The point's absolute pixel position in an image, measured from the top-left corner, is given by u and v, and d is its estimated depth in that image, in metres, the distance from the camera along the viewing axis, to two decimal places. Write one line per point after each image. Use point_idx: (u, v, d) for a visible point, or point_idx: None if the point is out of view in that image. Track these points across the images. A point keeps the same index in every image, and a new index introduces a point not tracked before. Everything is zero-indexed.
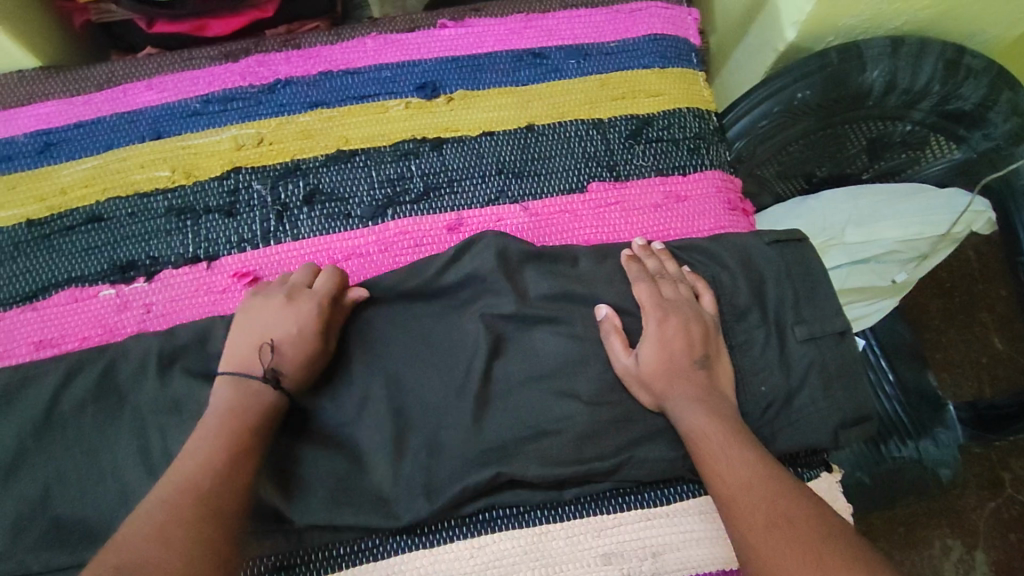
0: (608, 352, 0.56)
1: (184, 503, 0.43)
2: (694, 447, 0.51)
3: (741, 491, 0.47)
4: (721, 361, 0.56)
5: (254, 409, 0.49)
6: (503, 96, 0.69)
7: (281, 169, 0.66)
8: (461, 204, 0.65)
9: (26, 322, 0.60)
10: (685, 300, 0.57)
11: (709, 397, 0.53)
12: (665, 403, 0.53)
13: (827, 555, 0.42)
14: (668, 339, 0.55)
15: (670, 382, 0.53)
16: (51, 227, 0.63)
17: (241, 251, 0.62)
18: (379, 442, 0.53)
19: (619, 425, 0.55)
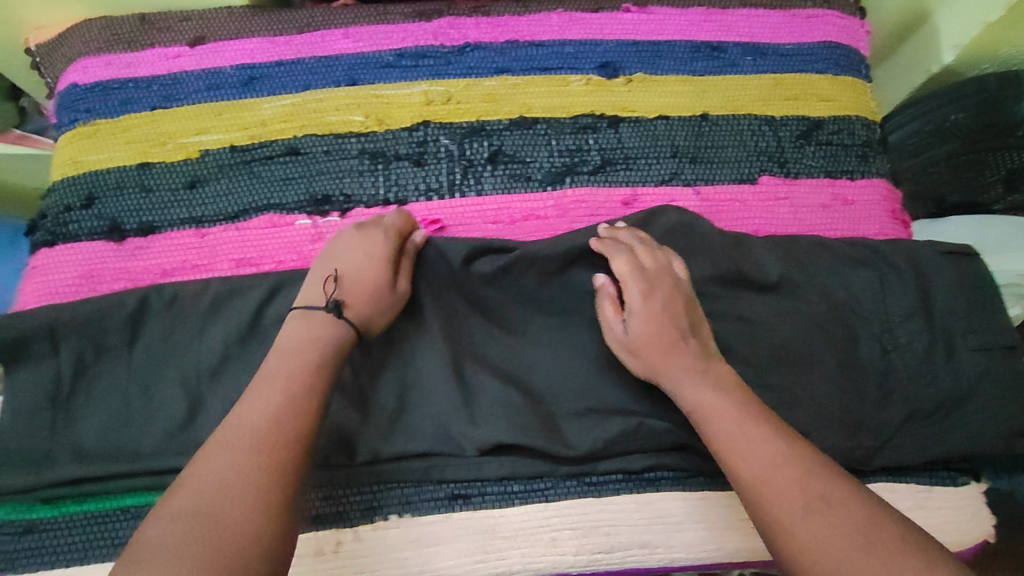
0: (602, 318, 0.59)
1: (260, 448, 0.45)
2: (700, 421, 0.52)
3: (767, 471, 0.48)
4: (702, 326, 0.58)
5: (322, 350, 0.51)
6: (681, 84, 0.71)
7: (467, 128, 0.69)
8: (636, 180, 0.68)
9: (229, 240, 0.64)
10: (665, 271, 0.59)
11: (674, 364, 0.55)
12: (666, 377, 0.55)
13: (881, 542, 0.44)
14: (656, 312, 0.57)
15: (664, 355, 0.55)
16: (252, 154, 0.67)
17: (428, 199, 0.66)
18: (558, 391, 0.59)
19: (781, 409, 0.59)
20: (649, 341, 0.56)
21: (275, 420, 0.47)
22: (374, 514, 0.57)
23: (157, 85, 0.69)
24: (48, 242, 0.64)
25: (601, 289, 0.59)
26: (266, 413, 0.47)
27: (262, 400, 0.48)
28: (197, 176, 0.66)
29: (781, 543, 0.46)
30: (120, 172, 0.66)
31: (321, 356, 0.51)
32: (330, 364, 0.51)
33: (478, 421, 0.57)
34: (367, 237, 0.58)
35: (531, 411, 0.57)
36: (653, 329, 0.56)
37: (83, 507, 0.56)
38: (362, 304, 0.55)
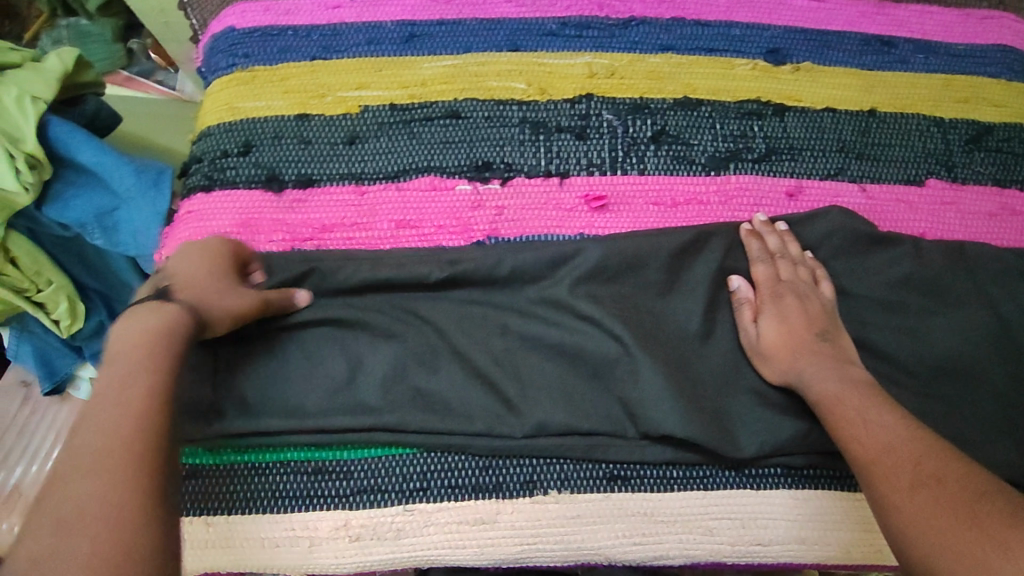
0: (737, 322, 0.59)
1: (113, 457, 0.40)
2: (828, 414, 0.53)
3: (883, 453, 0.48)
4: (843, 337, 0.58)
5: (169, 341, 0.46)
6: (849, 77, 0.69)
7: (630, 105, 0.67)
8: (800, 172, 0.66)
9: (389, 199, 0.63)
10: (804, 282, 0.59)
11: (806, 364, 0.55)
12: (791, 375, 0.56)
13: (983, 514, 0.42)
14: (786, 314, 0.58)
15: (796, 355, 0.56)
16: (412, 114, 0.65)
17: (590, 174, 0.64)
18: (724, 380, 0.58)
19: (953, 418, 0.57)
20: (780, 344, 0.57)
21: (128, 430, 0.42)
22: (532, 489, 0.56)
23: (316, 35, 0.68)
24: (204, 186, 0.63)
25: (738, 295, 0.60)
26: (106, 424, 0.42)
27: (98, 397, 0.43)
28: (355, 132, 0.64)
29: (885, 519, 0.46)
30: (277, 120, 0.65)
31: (163, 349, 0.46)
32: (175, 357, 0.46)
33: (645, 403, 0.55)
34: (208, 249, 0.55)
35: (697, 397, 0.56)
36: (787, 335, 0.57)
37: (242, 457, 0.56)
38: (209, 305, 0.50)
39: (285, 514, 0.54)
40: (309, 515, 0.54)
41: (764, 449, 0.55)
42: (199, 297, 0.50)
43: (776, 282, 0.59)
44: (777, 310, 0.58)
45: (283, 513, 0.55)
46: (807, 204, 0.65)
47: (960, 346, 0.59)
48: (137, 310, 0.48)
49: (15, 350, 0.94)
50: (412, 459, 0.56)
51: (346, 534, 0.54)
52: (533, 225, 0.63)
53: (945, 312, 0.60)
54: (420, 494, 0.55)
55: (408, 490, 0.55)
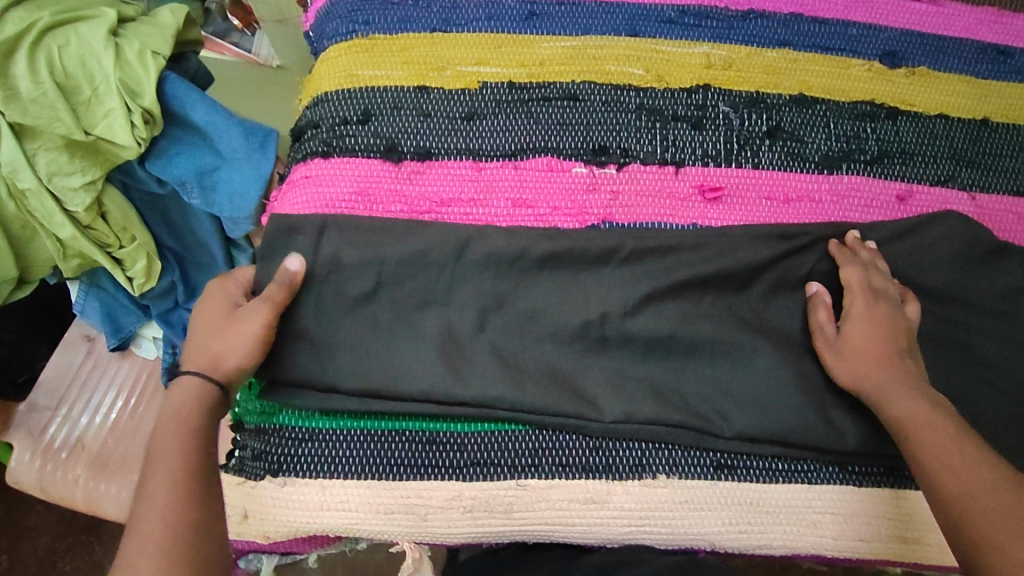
0: (811, 321, 0.59)
1: (174, 536, 0.46)
2: (908, 432, 0.52)
3: (980, 492, 0.47)
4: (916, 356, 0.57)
5: (199, 410, 0.52)
6: (964, 84, 0.69)
7: (746, 98, 0.67)
8: (912, 177, 0.66)
9: (505, 177, 0.63)
10: (893, 297, 0.58)
11: (887, 378, 0.54)
12: (870, 383, 0.54)
13: None
14: (875, 322, 0.56)
15: (878, 364, 0.55)
16: (531, 94, 0.65)
17: (705, 165, 0.64)
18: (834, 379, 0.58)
19: None
20: (862, 349, 0.56)
21: (191, 511, 0.48)
22: (642, 472, 0.56)
23: (436, 7, 0.67)
24: (321, 152, 0.63)
25: (816, 298, 0.59)
26: (174, 509, 0.47)
27: (159, 479, 0.48)
28: (474, 108, 0.64)
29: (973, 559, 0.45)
30: (397, 91, 0.65)
31: (200, 416, 0.52)
32: (202, 424, 0.51)
33: (750, 400, 0.57)
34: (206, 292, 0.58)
35: (807, 394, 0.57)
36: (870, 342, 0.56)
37: (358, 424, 0.56)
38: (217, 364, 0.53)
39: (399, 482, 0.55)
40: (423, 484, 0.55)
41: (872, 447, 0.56)
42: (215, 364, 0.54)
43: (861, 289, 0.57)
44: (859, 316, 0.57)
45: (397, 480, 0.55)
46: (915, 208, 0.65)
47: None
48: (180, 386, 0.53)
49: (81, 306, 0.94)
50: (524, 436, 0.56)
51: (460, 504, 0.55)
52: (646, 212, 0.63)
53: None
54: (532, 470, 0.56)
55: (520, 465, 0.56)
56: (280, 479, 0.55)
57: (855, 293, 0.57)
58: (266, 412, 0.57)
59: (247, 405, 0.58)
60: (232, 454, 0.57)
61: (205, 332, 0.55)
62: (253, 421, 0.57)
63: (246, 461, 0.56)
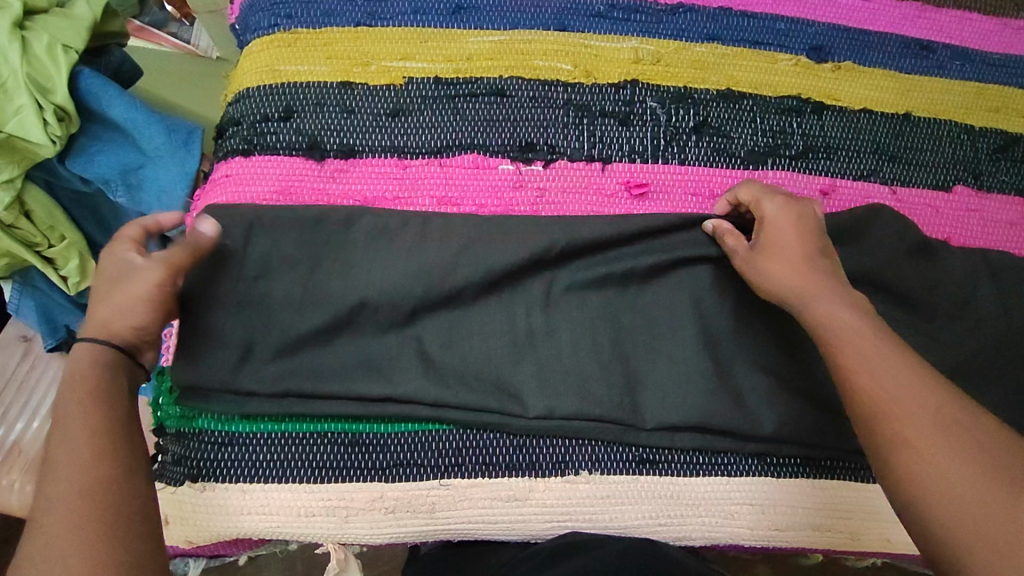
0: (726, 251, 0.59)
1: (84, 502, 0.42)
2: (829, 337, 0.50)
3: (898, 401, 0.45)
4: (834, 255, 0.56)
5: (98, 372, 0.48)
6: (887, 79, 0.71)
7: (674, 93, 0.67)
8: (835, 171, 0.67)
9: (431, 175, 0.62)
10: (802, 202, 0.58)
11: (806, 275, 0.53)
12: (788, 285, 0.53)
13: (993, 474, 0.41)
14: (785, 219, 0.56)
15: (795, 263, 0.54)
16: (457, 90, 0.64)
17: (631, 161, 0.65)
18: (754, 375, 0.59)
19: None
20: (779, 245, 0.55)
21: (97, 469, 0.43)
22: (565, 469, 0.57)
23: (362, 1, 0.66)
24: (242, 150, 0.61)
25: (719, 229, 0.59)
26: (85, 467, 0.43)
27: (64, 444, 0.44)
28: (399, 105, 0.63)
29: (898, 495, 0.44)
30: (320, 87, 0.63)
31: (95, 380, 0.47)
32: (104, 385, 0.47)
33: (670, 395, 0.57)
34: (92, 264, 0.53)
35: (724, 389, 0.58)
36: (785, 240, 0.55)
37: (280, 427, 0.56)
38: (108, 330, 0.49)
39: (321, 484, 0.55)
40: (345, 486, 0.55)
41: (789, 437, 0.58)
42: (105, 331, 0.49)
43: (767, 207, 0.57)
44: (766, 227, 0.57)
45: (320, 483, 0.55)
46: (838, 202, 0.66)
47: (974, 349, 0.62)
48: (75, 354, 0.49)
49: (17, 304, 0.91)
50: (448, 436, 0.57)
51: (382, 505, 0.55)
52: (573, 208, 0.63)
53: (964, 315, 0.62)
54: (455, 470, 0.56)
55: (443, 465, 0.56)
56: (199, 484, 0.55)
57: (764, 199, 0.58)
58: (186, 417, 0.56)
59: (168, 409, 0.56)
60: (154, 459, 0.56)
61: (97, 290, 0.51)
62: (174, 425, 0.56)
63: (166, 466, 0.55)
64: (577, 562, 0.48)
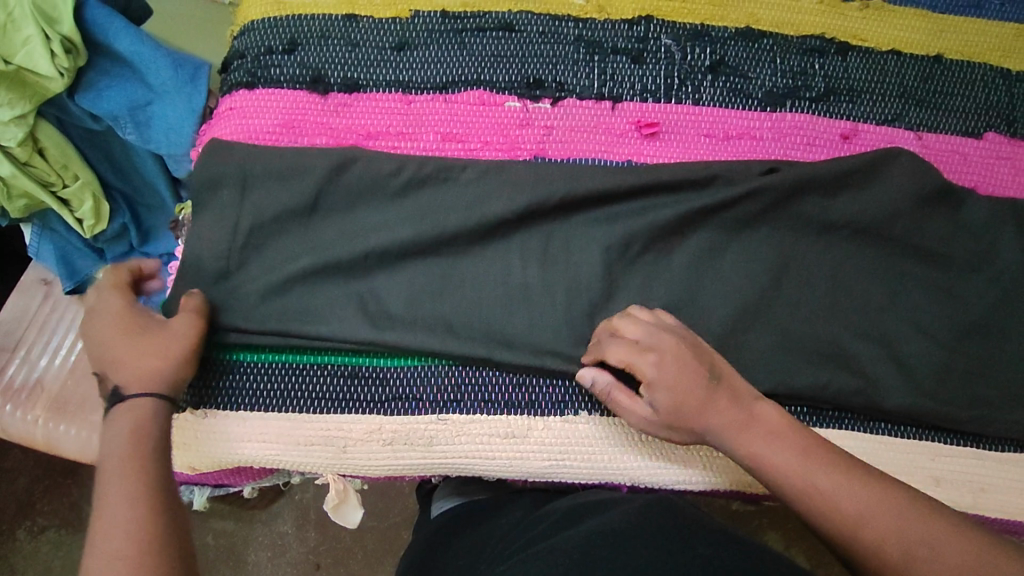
0: (619, 410, 0.53)
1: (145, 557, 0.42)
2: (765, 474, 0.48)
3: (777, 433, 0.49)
4: (719, 359, 0.52)
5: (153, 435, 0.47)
6: (918, 18, 0.67)
7: (690, 30, 0.64)
8: (858, 116, 0.64)
9: (436, 111, 0.61)
10: (673, 330, 0.53)
11: (707, 420, 0.50)
12: (714, 438, 0.50)
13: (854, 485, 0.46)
14: (672, 377, 0.51)
15: (704, 418, 0.50)
16: (465, 23, 0.63)
17: (643, 100, 0.63)
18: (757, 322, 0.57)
19: (973, 376, 0.58)
20: (685, 406, 0.50)
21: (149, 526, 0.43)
22: (564, 409, 0.56)
23: None
24: (246, 83, 0.61)
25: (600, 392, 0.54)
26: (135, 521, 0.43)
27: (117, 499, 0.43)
28: (405, 39, 0.62)
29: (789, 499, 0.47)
30: (325, 19, 0.62)
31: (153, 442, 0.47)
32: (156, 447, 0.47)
33: None
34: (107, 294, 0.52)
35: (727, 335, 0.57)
36: (685, 400, 0.50)
37: (281, 358, 0.56)
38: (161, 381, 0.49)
39: (320, 416, 0.55)
40: (344, 417, 0.55)
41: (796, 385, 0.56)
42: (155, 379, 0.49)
43: (657, 339, 0.52)
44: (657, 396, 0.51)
45: (319, 414, 0.55)
46: (859, 147, 0.64)
47: (997, 301, 0.59)
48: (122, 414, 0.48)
49: (36, 247, 0.92)
50: (447, 372, 0.56)
51: (380, 437, 0.55)
52: (580, 149, 0.61)
53: (987, 267, 0.60)
54: (453, 406, 0.56)
55: (441, 400, 0.56)
56: (201, 412, 0.55)
57: (638, 361, 0.52)
58: None
59: None
60: None
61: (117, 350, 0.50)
62: None
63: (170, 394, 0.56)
64: (588, 524, 0.46)
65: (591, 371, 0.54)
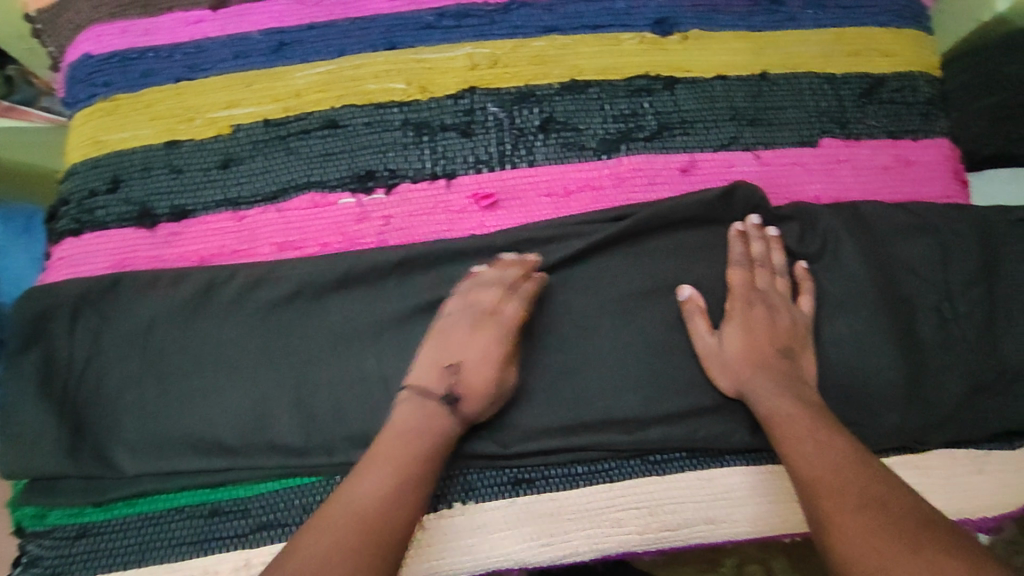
0: (692, 332, 0.58)
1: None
2: (775, 431, 0.53)
3: (785, 422, 0.53)
4: (808, 354, 0.57)
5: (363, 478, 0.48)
6: (739, 40, 0.68)
7: (515, 93, 0.65)
8: (694, 146, 0.65)
9: (269, 222, 0.60)
10: (778, 294, 0.59)
11: (743, 372, 0.56)
12: (747, 385, 0.56)
13: (923, 543, 0.42)
14: (753, 324, 0.57)
15: (752, 367, 0.56)
16: (288, 129, 0.63)
17: (478, 171, 0.62)
18: (608, 370, 0.58)
19: (847, 394, 0.56)
20: (733, 358, 0.56)
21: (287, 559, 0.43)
22: (438, 503, 0.55)
23: (179, 54, 0.63)
24: (73, 230, 0.60)
25: (690, 303, 0.59)
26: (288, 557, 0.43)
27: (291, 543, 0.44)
28: (230, 155, 0.62)
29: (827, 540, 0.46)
30: (145, 151, 0.61)
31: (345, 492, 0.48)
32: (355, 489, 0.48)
33: (522, 406, 0.57)
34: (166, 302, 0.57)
35: (580, 388, 0.57)
36: (754, 353, 0.56)
37: (134, 509, 0.54)
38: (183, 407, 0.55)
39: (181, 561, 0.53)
40: (208, 559, 0.53)
41: (665, 428, 0.57)
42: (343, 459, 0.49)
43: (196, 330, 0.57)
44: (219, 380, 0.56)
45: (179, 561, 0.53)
46: (700, 178, 0.64)
47: (854, 309, 0.58)
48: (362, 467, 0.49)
49: None
50: (314, 489, 0.56)
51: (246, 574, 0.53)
52: (422, 231, 0.61)
53: (836, 277, 0.59)
54: None
55: (309, 520, 0.55)
56: None
57: (728, 320, 0.58)
58: (41, 515, 0.55)
59: (23, 510, 0.55)
60: (17, 562, 0.54)
61: (392, 480, 0.48)
62: (32, 524, 0.55)
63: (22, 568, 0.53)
64: None
65: (689, 290, 0.59)
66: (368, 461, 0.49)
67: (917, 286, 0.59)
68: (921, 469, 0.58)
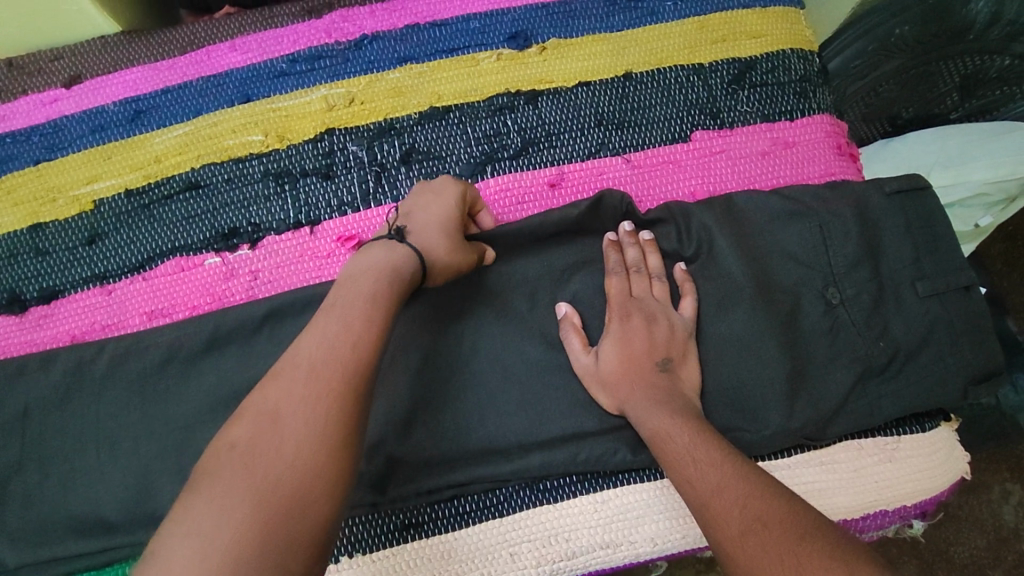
0: (568, 351, 0.56)
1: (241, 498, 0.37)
2: (660, 451, 0.49)
3: (664, 439, 0.49)
4: (688, 363, 0.54)
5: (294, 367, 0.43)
6: (598, 44, 0.66)
7: (375, 129, 0.64)
8: (561, 158, 0.63)
9: (137, 293, 0.60)
10: (655, 300, 0.56)
11: (622, 390, 0.53)
12: (627, 403, 0.52)
13: (805, 559, 0.37)
14: (629, 337, 0.54)
15: (629, 385, 0.53)
16: (149, 196, 0.62)
17: (342, 214, 0.62)
18: (485, 402, 0.56)
19: (730, 398, 0.54)
20: (610, 374, 0.53)
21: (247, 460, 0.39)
22: None
23: (37, 136, 0.64)
24: None
25: (566, 320, 0.56)
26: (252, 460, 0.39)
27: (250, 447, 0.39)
28: (94, 231, 0.61)
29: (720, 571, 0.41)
30: (11, 238, 0.62)
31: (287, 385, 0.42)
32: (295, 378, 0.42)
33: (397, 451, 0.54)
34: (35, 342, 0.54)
35: (458, 424, 0.55)
36: (631, 368, 0.53)
37: None
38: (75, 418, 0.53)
39: None
40: None
41: (548, 454, 0.55)
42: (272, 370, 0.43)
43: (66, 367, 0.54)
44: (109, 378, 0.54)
45: None
46: (570, 191, 0.62)
47: (732, 307, 0.56)
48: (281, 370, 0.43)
49: None
50: None
51: None
52: (291, 282, 0.60)
53: (712, 276, 0.57)
54: None
55: None
56: None
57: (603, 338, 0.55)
58: None
59: None
60: None
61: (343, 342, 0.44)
62: None
63: None
64: None
65: (566, 307, 0.57)
66: (324, 313, 0.46)
67: (798, 275, 0.57)
68: (824, 465, 0.56)
